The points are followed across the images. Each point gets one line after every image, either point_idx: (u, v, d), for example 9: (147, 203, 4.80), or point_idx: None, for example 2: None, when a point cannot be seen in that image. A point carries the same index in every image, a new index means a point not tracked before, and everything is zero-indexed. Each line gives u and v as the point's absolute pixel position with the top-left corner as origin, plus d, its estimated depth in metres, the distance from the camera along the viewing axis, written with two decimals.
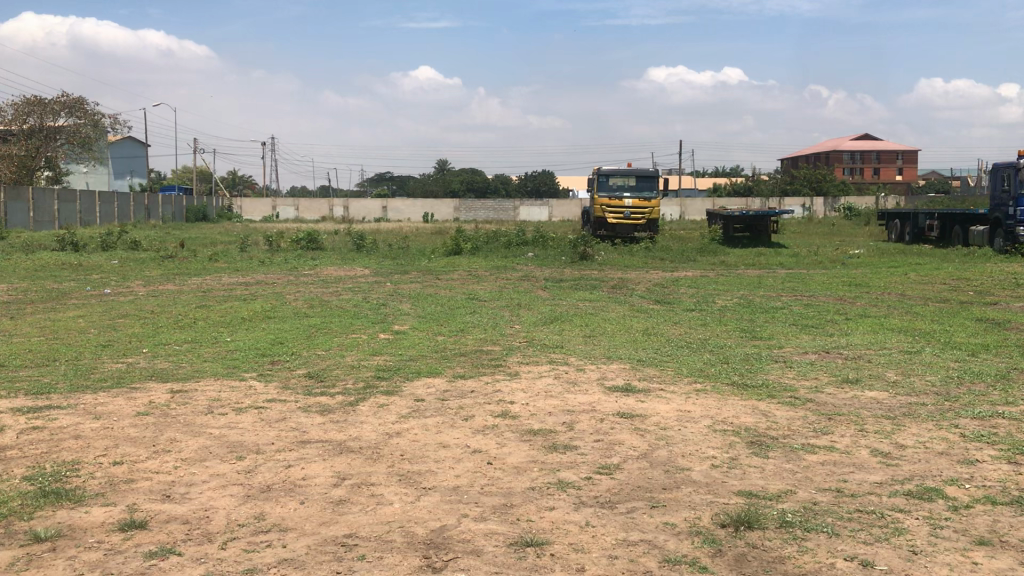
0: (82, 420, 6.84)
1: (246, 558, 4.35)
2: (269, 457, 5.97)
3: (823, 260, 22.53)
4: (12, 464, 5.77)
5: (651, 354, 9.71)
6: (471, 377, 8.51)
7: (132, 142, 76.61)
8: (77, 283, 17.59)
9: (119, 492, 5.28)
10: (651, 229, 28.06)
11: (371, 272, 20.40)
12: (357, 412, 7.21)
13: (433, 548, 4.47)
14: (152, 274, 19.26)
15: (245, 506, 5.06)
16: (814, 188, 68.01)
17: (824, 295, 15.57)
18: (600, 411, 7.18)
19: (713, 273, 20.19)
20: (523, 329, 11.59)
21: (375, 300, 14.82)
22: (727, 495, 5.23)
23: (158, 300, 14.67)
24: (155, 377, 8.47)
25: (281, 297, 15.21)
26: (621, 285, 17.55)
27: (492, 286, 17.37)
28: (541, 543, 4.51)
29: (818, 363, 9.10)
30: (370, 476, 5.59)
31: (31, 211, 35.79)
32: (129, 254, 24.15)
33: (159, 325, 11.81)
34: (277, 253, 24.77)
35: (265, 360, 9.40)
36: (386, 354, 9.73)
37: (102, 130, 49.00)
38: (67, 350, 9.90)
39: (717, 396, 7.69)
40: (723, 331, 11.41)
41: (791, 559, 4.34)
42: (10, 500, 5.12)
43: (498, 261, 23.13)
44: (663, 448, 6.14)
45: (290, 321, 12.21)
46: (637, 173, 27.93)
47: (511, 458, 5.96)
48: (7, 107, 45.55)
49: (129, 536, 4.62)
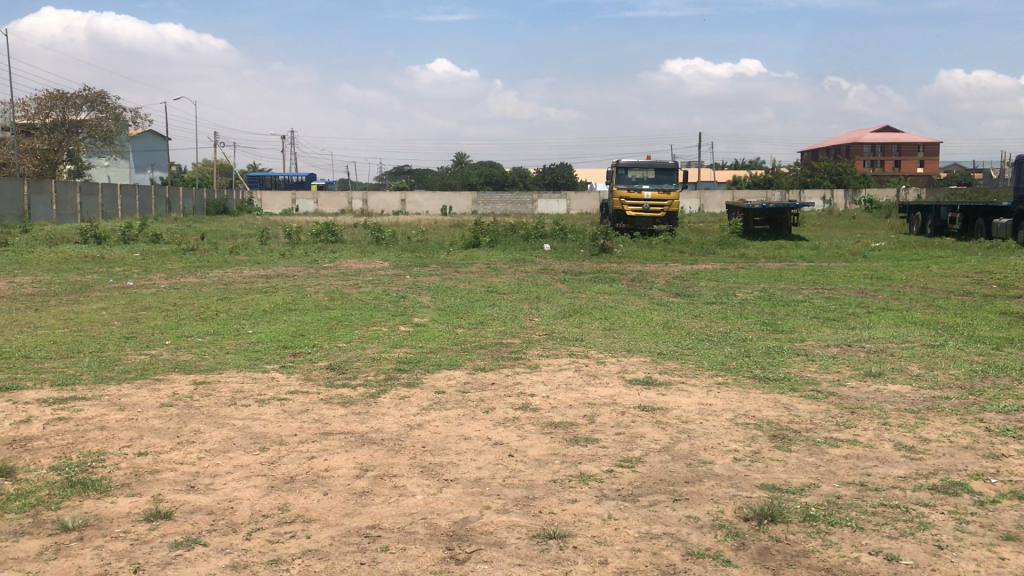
0: (108, 411, 6.91)
1: (271, 548, 4.38)
2: (293, 448, 6.00)
3: (844, 253, 22.42)
4: (38, 455, 5.83)
5: (672, 347, 9.73)
6: (492, 369, 8.53)
7: (153, 136, 77.49)
8: (101, 275, 17.75)
9: (145, 483, 5.32)
10: (671, 221, 27.88)
11: (390, 264, 20.58)
12: (379, 403, 7.24)
13: (456, 540, 4.49)
14: (174, 266, 19.42)
15: (270, 497, 5.09)
16: (836, 180, 67.64)
17: (845, 287, 15.52)
18: (622, 403, 7.19)
19: (733, 267, 20.09)
20: (542, 322, 11.63)
21: (396, 292, 14.88)
22: (750, 488, 5.22)
23: (181, 292, 14.85)
24: (178, 368, 8.55)
25: (304, 289, 15.34)
26: (641, 278, 17.55)
27: (512, 278, 17.49)
28: (563, 535, 4.51)
29: (839, 356, 9.07)
30: (392, 468, 5.61)
31: (54, 203, 36.10)
32: (150, 247, 24.33)
33: (182, 317, 11.93)
34: (298, 246, 24.93)
35: (287, 352, 9.47)
36: (406, 347, 9.77)
37: (123, 123, 49.47)
38: (91, 342, 9.98)
39: (739, 389, 7.68)
40: (745, 323, 11.43)
41: (816, 553, 4.32)
42: (38, 489, 5.17)
43: (516, 253, 23.12)
44: (685, 441, 6.15)
45: (311, 313, 12.28)
46: (656, 165, 27.77)
47: (533, 450, 5.97)
48: (30, 101, 46.25)
49: (155, 526, 4.66)
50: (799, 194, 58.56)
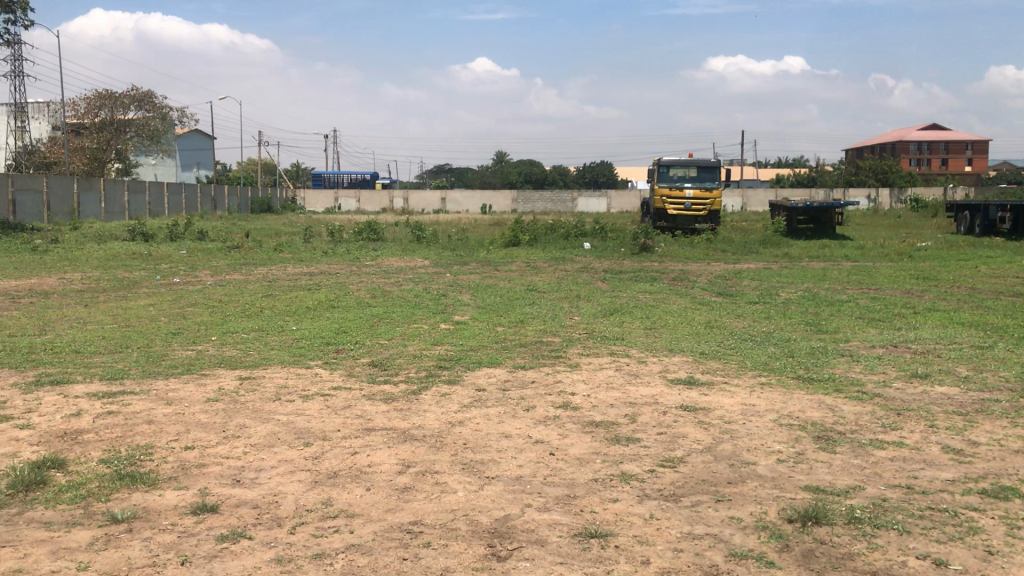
0: (156, 405, 7.02)
1: (315, 543, 4.42)
2: (337, 443, 6.06)
3: (890, 252, 22.06)
4: (89, 447, 5.95)
5: (714, 347, 9.65)
6: (532, 368, 8.53)
7: (198, 135, 78.62)
8: (147, 272, 18.04)
9: (191, 476, 5.41)
10: (713, 220, 27.67)
11: (430, 263, 20.66)
12: (420, 400, 7.28)
13: (498, 537, 4.50)
14: (219, 264, 19.67)
15: (313, 491, 5.14)
16: (881, 178, 66.63)
17: (891, 288, 15.28)
18: (664, 403, 7.15)
19: (776, 266, 19.86)
20: (583, 321, 11.60)
21: (436, 290, 14.93)
22: (794, 490, 5.16)
23: (226, 289, 15.02)
24: (224, 364, 8.66)
25: (345, 286, 15.46)
26: (682, 277, 17.42)
27: (552, 277, 17.47)
28: (605, 535, 4.50)
29: (885, 357, 8.93)
30: (434, 464, 5.64)
31: (101, 201, 36.73)
32: (196, 244, 24.67)
33: (227, 313, 12.10)
34: (340, 244, 25.14)
35: (330, 348, 9.56)
36: (447, 344, 9.81)
37: (170, 123, 50.28)
38: (139, 338, 10.15)
39: (782, 390, 7.60)
40: (788, 323, 11.29)
41: (861, 556, 4.27)
42: (88, 481, 5.28)
43: (557, 252, 23.08)
44: (728, 442, 6.10)
45: (353, 310, 12.38)
46: (699, 164, 27.64)
47: (574, 449, 5.97)
48: (80, 101, 47.24)
49: (202, 519, 4.73)
50: (843, 194, 57.78)
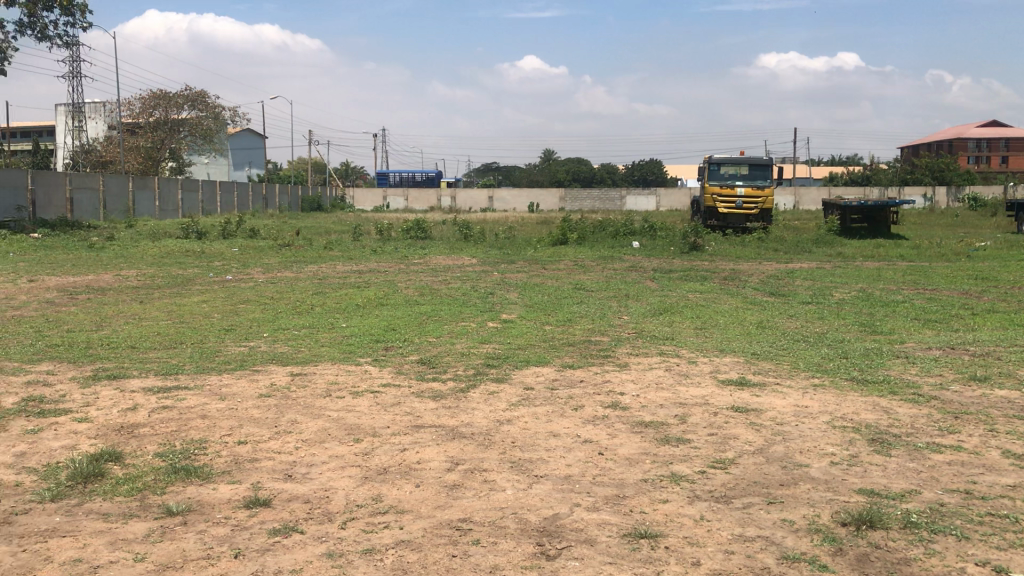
0: (210, 400, 7.14)
1: (366, 538, 4.46)
2: (386, 440, 6.10)
3: (947, 252, 21.60)
4: (145, 441, 6.06)
5: (766, 347, 9.52)
6: (580, 367, 8.50)
7: (250, 134, 79.76)
8: (201, 269, 18.33)
9: (244, 471, 5.48)
10: (764, 219, 27.37)
11: (478, 261, 20.69)
12: (469, 398, 7.29)
13: (547, 536, 4.49)
14: (271, 261, 19.92)
15: (363, 487, 5.18)
16: (937, 177, 65.30)
17: (948, 288, 14.97)
18: (714, 404, 7.08)
19: (829, 266, 19.55)
20: (632, 320, 11.53)
21: (484, 289, 14.95)
22: (848, 493, 5.08)
23: (278, 286, 15.20)
24: (275, 360, 8.77)
25: (394, 284, 15.55)
26: (733, 277, 17.23)
27: (600, 276, 17.41)
28: (655, 535, 4.47)
29: (942, 360, 8.74)
30: (483, 462, 5.65)
31: (156, 199, 37.42)
32: (248, 242, 25.01)
33: (279, 310, 12.24)
34: (388, 242, 25.30)
35: (379, 346, 9.62)
36: (495, 343, 9.82)
37: (222, 122, 51.04)
38: (192, 334, 10.32)
39: (835, 391, 7.48)
40: (842, 324, 11.10)
41: (918, 561, 4.18)
42: (144, 474, 5.38)
43: (605, 251, 22.97)
44: (780, 444, 6.01)
45: (402, 308, 12.46)
46: (750, 161, 27.36)
47: (623, 449, 5.93)
48: (136, 101, 48.19)
49: (255, 513, 4.79)
50: (898, 194, 56.72)
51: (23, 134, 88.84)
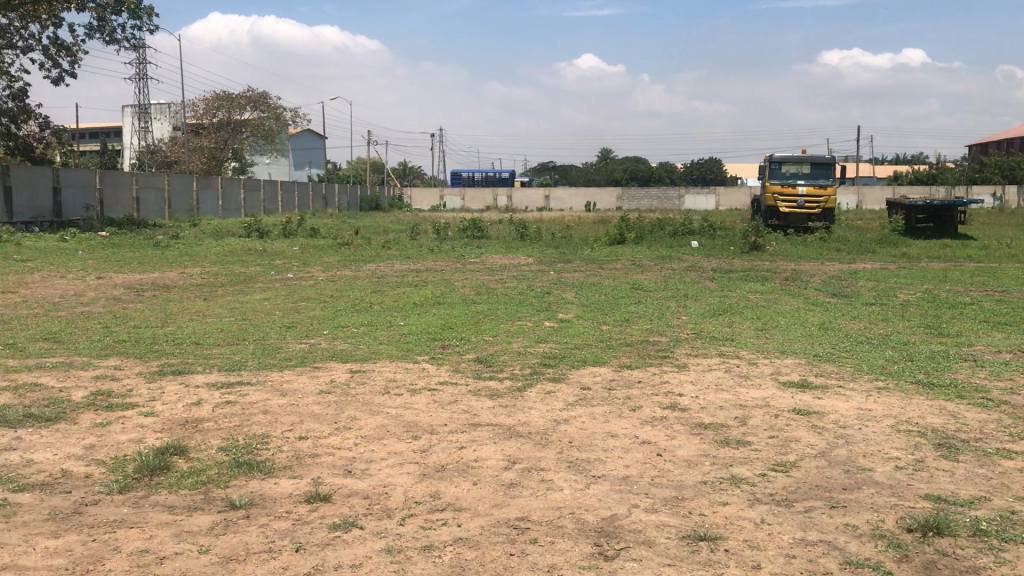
0: (271, 396, 7.25)
1: (424, 534, 4.49)
2: (444, 438, 6.13)
3: (1017, 253, 21.00)
4: (209, 435, 6.18)
5: (828, 349, 9.36)
6: (638, 368, 8.46)
7: (310, 134, 80.89)
8: (262, 267, 18.65)
9: (305, 466, 5.56)
10: (826, 218, 26.96)
11: (534, 260, 20.71)
12: (526, 397, 7.30)
13: (605, 536, 4.47)
14: (330, 260, 20.18)
15: (422, 484, 5.22)
16: (1007, 175, 63.54)
17: (1019, 289, 14.57)
18: (776, 406, 6.98)
19: (893, 266, 19.15)
20: (691, 321, 11.43)
21: (541, 288, 14.96)
22: (914, 498, 4.96)
23: (337, 285, 15.40)
24: (335, 357, 8.88)
25: (452, 283, 15.63)
26: (795, 277, 16.98)
27: (658, 276, 17.31)
28: (714, 538, 4.42)
29: (1013, 363, 8.50)
30: (540, 461, 5.65)
31: (219, 198, 38.15)
32: (308, 241, 25.38)
33: (338, 308, 12.40)
34: (446, 241, 25.45)
35: (436, 344, 9.68)
36: (551, 342, 9.81)
37: (283, 123, 51.83)
38: (254, 331, 10.50)
39: (901, 395, 7.32)
40: (908, 326, 10.86)
41: (987, 570, 4.07)
42: (208, 468, 5.48)
43: (663, 251, 22.81)
44: (843, 447, 5.90)
45: (459, 307, 12.53)
46: (811, 160, 26.97)
47: (682, 450, 5.88)
48: (200, 102, 49.22)
49: (315, 507, 4.85)
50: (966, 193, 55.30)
51: (92, 135, 91.31)
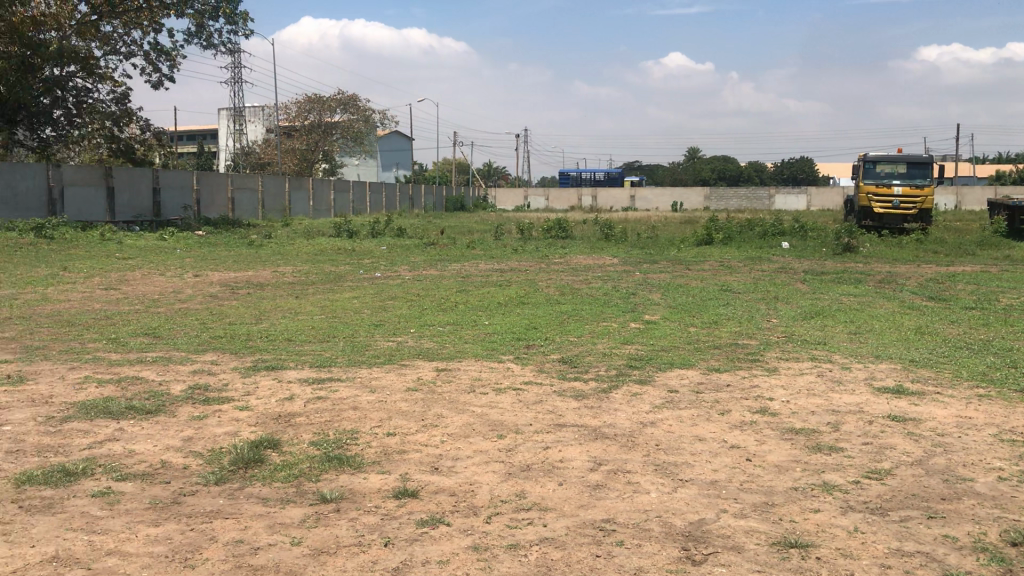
0: (360, 392, 7.38)
1: (510, 533, 4.51)
2: (529, 438, 6.14)
3: None
4: (300, 430, 6.32)
5: (926, 355, 9.06)
6: (727, 370, 8.33)
7: (397, 136, 82.05)
8: (351, 267, 18.99)
9: (393, 461, 5.64)
10: (923, 219, 26.13)
11: (620, 261, 20.59)
12: (611, 399, 7.26)
13: (693, 541, 4.42)
14: (417, 260, 20.42)
15: (507, 483, 5.24)
16: None
17: None
18: (870, 412, 6.80)
19: (995, 269, 18.43)
20: (781, 323, 11.22)
21: (626, 289, 14.87)
22: (1018, 511, 4.76)
23: (423, 284, 15.58)
24: (422, 355, 8.99)
25: (537, 283, 15.66)
26: (890, 279, 16.50)
27: (747, 277, 17.03)
28: (805, 545, 4.33)
29: None
30: (626, 463, 5.61)
31: (310, 199, 39.03)
32: (395, 240, 25.74)
33: (425, 307, 12.56)
34: (530, 241, 25.50)
35: (521, 344, 9.71)
36: (637, 344, 9.74)
37: (372, 124, 52.69)
38: (344, 328, 10.70)
39: (1003, 403, 7.04)
40: (1011, 331, 10.44)
41: None
42: (300, 462, 5.61)
43: (752, 252, 22.42)
44: (941, 456, 5.70)
45: (544, 307, 12.54)
46: (907, 160, 26.19)
47: (771, 456, 5.77)
48: (292, 105, 50.55)
49: (403, 503, 4.92)
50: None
51: (189, 137, 94.43)
